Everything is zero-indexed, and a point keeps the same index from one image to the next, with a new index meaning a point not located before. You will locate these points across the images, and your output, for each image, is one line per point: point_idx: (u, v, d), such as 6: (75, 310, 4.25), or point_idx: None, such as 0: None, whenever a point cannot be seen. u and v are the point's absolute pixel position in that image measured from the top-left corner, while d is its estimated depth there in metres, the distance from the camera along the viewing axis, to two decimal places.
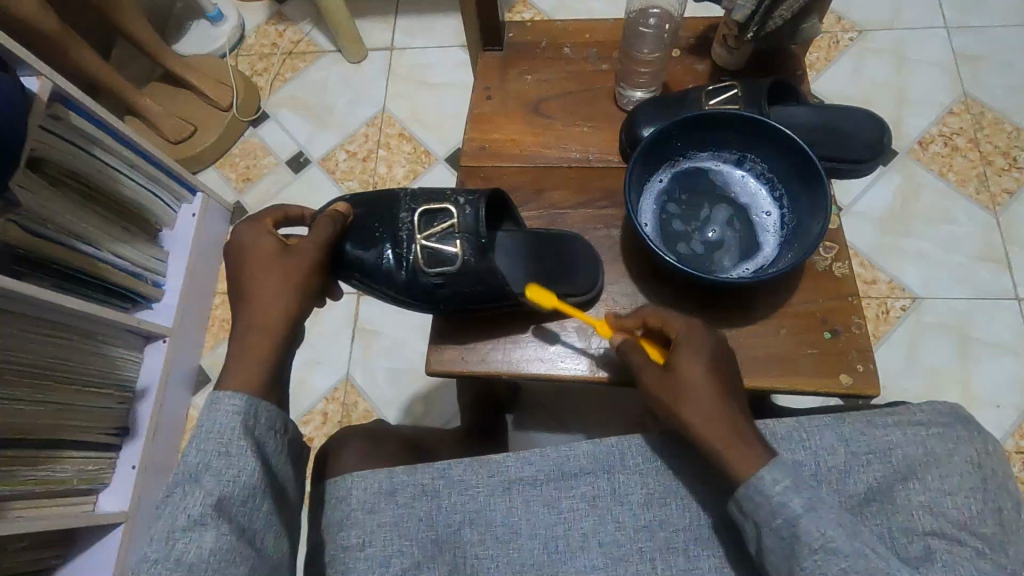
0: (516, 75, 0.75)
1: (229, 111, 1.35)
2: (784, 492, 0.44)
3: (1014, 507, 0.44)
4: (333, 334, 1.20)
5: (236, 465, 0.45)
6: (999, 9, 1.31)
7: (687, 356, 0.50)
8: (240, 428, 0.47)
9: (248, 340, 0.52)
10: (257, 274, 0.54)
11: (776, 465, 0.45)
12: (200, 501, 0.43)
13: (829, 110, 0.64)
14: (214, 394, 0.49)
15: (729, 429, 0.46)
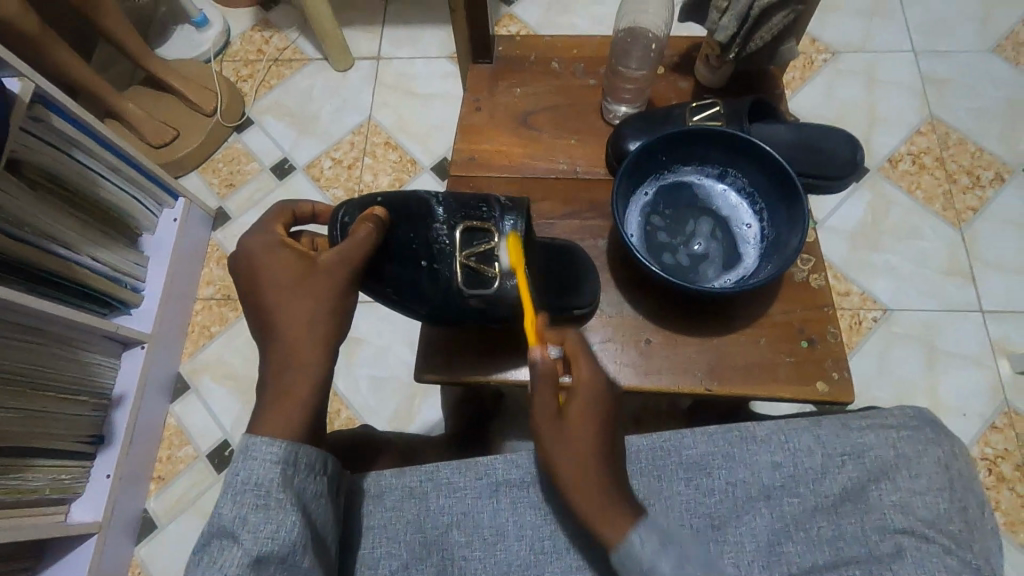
0: (505, 87, 0.77)
1: (213, 116, 1.34)
2: (651, 555, 0.45)
3: (977, 505, 0.48)
4: None
5: (275, 521, 0.45)
6: (962, 35, 1.37)
7: (582, 410, 0.48)
8: (278, 480, 0.47)
9: (285, 375, 0.50)
10: (289, 299, 0.51)
11: (644, 526, 0.46)
12: (238, 560, 0.43)
13: (806, 130, 0.67)
14: (249, 439, 0.48)
15: (608, 509, 0.46)
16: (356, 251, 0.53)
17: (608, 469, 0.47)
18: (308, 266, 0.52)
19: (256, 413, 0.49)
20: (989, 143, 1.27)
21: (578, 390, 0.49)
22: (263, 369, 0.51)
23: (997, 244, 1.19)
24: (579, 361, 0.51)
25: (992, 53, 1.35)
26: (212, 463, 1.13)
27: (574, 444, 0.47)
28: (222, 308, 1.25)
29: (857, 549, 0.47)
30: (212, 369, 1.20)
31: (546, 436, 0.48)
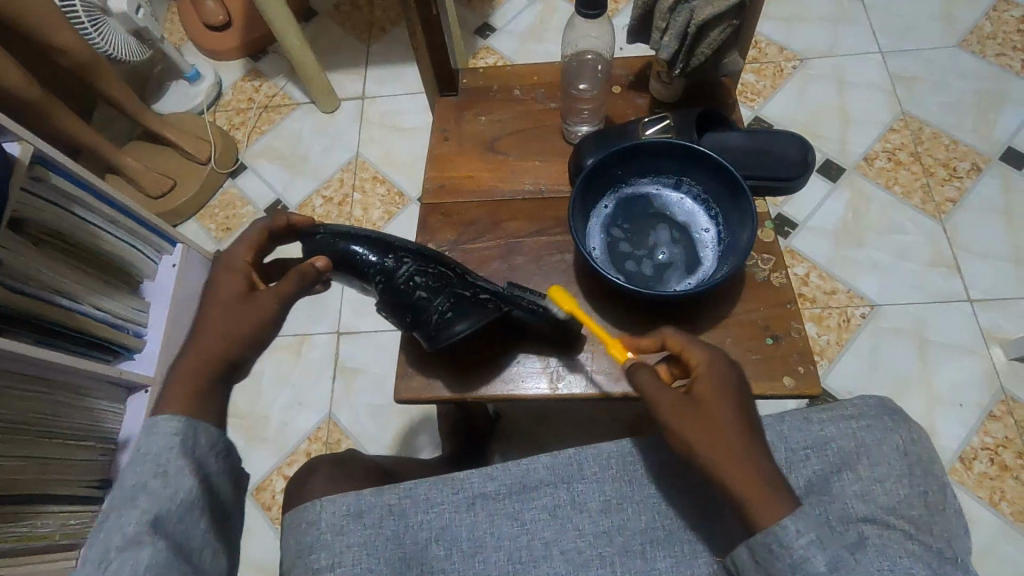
0: (471, 117, 0.80)
1: (207, 164, 1.40)
2: (805, 546, 0.44)
3: (940, 489, 0.49)
4: (313, 374, 1.23)
5: (173, 485, 0.50)
6: (927, 32, 1.41)
7: (714, 388, 0.51)
8: (176, 451, 0.51)
9: (183, 373, 0.55)
10: (219, 313, 0.57)
11: (801, 513, 0.45)
12: (136, 520, 0.48)
13: (756, 136, 0.70)
14: (154, 417, 0.53)
15: (762, 483, 0.47)
16: (276, 292, 0.57)
17: (745, 447, 0.48)
18: (247, 291, 0.58)
19: (158, 399, 0.55)
20: (962, 134, 1.29)
21: (702, 372, 0.52)
22: (179, 360, 0.56)
23: (979, 234, 1.19)
24: (692, 348, 0.53)
25: (958, 48, 1.38)
26: None
27: (712, 427, 0.49)
28: None
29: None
30: None
31: (684, 424, 0.50)
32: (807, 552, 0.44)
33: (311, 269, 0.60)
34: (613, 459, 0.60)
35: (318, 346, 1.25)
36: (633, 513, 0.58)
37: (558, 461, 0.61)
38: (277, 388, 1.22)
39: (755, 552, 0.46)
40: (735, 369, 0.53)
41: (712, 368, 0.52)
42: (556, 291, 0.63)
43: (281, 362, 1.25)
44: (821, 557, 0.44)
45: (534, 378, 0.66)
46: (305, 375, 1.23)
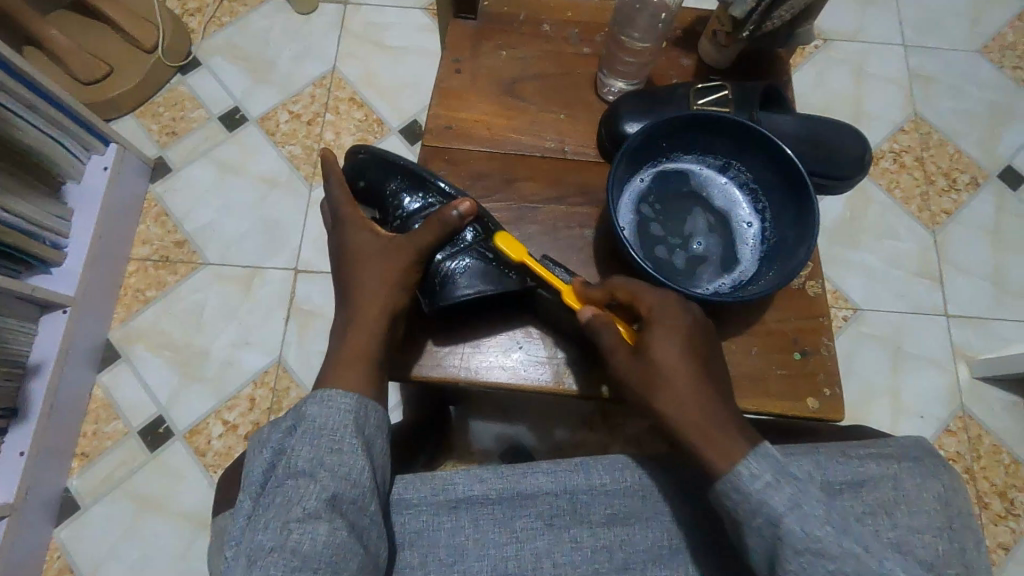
0: (489, 49, 0.68)
1: (153, 53, 1.19)
2: (762, 490, 0.43)
3: (974, 545, 0.50)
4: (264, 311, 1.11)
5: (347, 463, 0.46)
6: (952, 31, 1.35)
7: (661, 339, 0.48)
8: (350, 426, 0.47)
9: (350, 338, 0.52)
10: (374, 269, 0.53)
11: (758, 457, 0.44)
12: (315, 496, 0.44)
13: (817, 122, 0.61)
14: (323, 392, 0.49)
15: (718, 430, 0.45)
16: (418, 240, 0.53)
17: (697, 396, 0.46)
18: (387, 239, 0.55)
19: (325, 372, 0.51)
20: (968, 145, 1.27)
21: (650, 320, 0.49)
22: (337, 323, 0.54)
23: (966, 250, 1.19)
24: (641, 293, 0.50)
25: (978, 54, 1.34)
26: (145, 440, 1.04)
27: (660, 378, 0.47)
28: (159, 271, 1.13)
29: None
30: (146, 338, 1.10)
31: (633, 381, 0.48)
32: (781, 506, 0.43)
33: (452, 217, 0.52)
34: (623, 469, 0.54)
35: (272, 283, 1.12)
36: (637, 531, 0.53)
37: (557, 466, 0.54)
38: (222, 324, 1.10)
39: (722, 503, 0.45)
40: (689, 310, 0.50)
41: (660, 312, 0.49)
42: (498, 236, 0.55)
43: (228, 295, 1.12)
44: (778, 497, 0.43)
45: (536, 369, 0.58)
46: (255, 312, 1.11)
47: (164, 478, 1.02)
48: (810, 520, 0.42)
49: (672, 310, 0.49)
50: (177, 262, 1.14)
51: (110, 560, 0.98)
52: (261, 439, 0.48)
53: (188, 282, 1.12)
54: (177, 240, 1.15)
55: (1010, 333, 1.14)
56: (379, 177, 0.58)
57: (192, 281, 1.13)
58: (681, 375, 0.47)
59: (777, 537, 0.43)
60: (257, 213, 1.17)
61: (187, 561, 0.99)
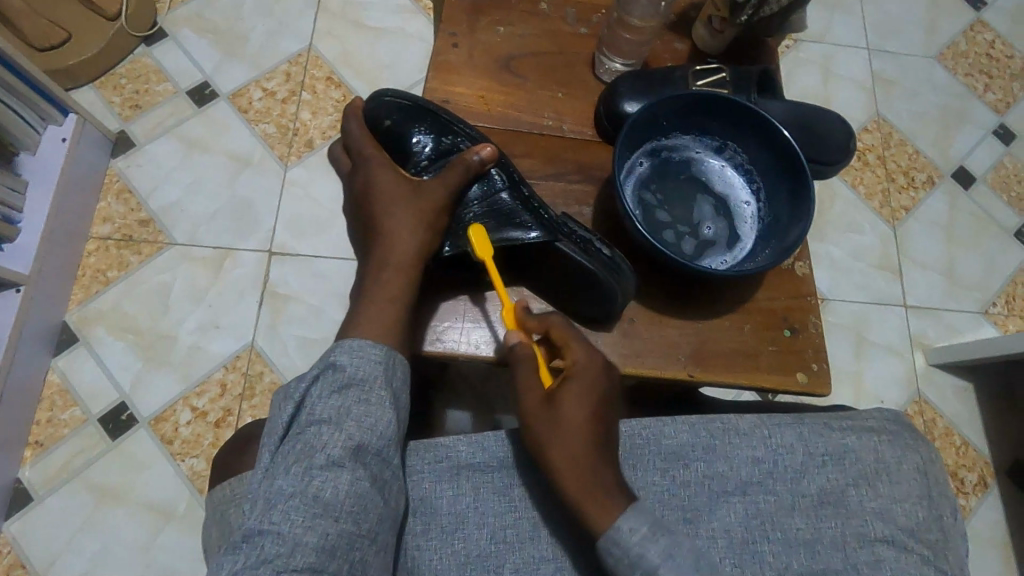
0: (486, 24, 0.67)
1: (115, 21, 1.13)
2: (639, 542, 0.45)
3: (949, 511, 0.53)
4: (236, 294, 1.07)
5: (374, 414, 0.45)
6: (912, 38, 1.42)
7: (574, 393, 0.48)
8: (379, 378, 0.47)
9: (381, 277, 0.51)
10: (399, 208, 0.53)
11: (633, 513, 0.45)
12: (340, 443, 0.44)
13: (806, 110, 0.63)
14: (353, 341, 0.48)
15: (593, 485, 0.46)
16: (445, 182, 0.54)
17: (585, 446, 0.47)
18: (414, 182, 0.54)
19: (352, 313, 0.50)
20: (925, 146, 1.33)
21: (573, 373, 0.50)
22: (365, 268, 0.53)
23: (923, 244, 1.25)
24: (570, 341, 0.51)
25: (934, 60, 1.41)
26: (105, 428, 0.98)
27: (562, 427, 0.47)
28: (121, 251, 1.07)
29: (835, 558, 0.50)
30: (107, 320, 1.04)
31: (535, 420, 0.48)
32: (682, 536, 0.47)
33: (474, 161, 0.54)
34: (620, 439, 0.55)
35: (244, 265, 1.08)
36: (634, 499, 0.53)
37: None
38: (189, 306, 1.06)
39: (604, 557, 0.46)
40: (607, 374, 0.51)
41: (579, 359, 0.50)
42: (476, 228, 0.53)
43: (197, 277, 1.07)
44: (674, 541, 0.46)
45: (537, 344, 0.57)
46: (226, 295, 1.07)
47: (127, 468, 0.97)
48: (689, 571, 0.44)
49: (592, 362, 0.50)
50: (141, 241, 1.08)
51: (67, 555, 0.93)
52: (285, 386, 0.47)
53: (154, 263, 1.07)
54: (141, 219, 1.09)
55: (961, 322, 1.21)
56: (398, 118, 0.57)
57: (157, 262, 1.07)
58: (580, 427, 0.47)
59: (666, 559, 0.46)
60: (228, 192, 1.12)
61: (151, 555, 0.94)
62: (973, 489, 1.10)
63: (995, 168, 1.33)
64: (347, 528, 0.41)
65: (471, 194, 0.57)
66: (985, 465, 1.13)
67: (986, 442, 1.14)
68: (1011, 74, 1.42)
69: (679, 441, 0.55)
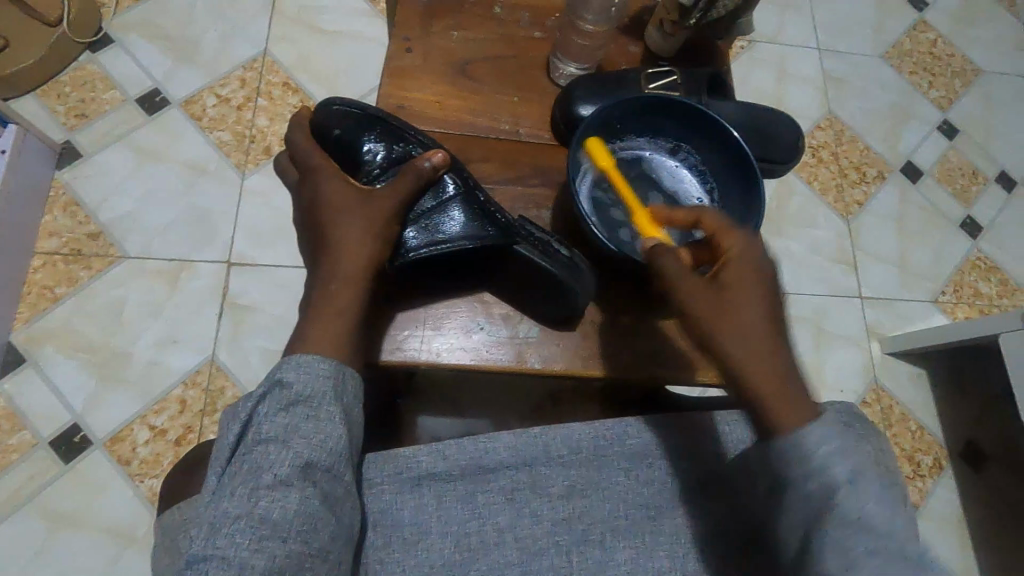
0: (440, 29, 0.67)
1: (57, 27, 1.09)
2: (824, 452, 0.46)
3: None
4: (194, 307, 1.03)
5: (324, 430, 0.45)
6: (859, 38, 1.47)
7: (746, 282, 0.47)
8: (328, 393, 0.46)
9: (329, 287, 0.50)
10: (347, 219, 0.52)
11: (822, 424, 0.46)
12: (288, 462, 0.43)
13: (756, 111, 0.65)
14: (299, 356, 0.47)
15: (778, 380, 0.46)
16: (395, 189, 0.53)
17: (783, 362, 0.47)
18: (364, 190, 0.53)
19: (302, 327, 0.49)
20: (875, 142, 1.38)
21: (733, 259, 0.48)
22: (313, 280, 0.52)
23: (876, 237, 1.30)
24: (730, 231, 0.49)
25: (881, 59, 1.46)
26: (58, 451, 0.94)
27: (739, 321, 0.46)
28: (69, 266, 1.03)
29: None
30: (57, 339, 0.99)
31: (708, 302, 0.47)
32: (830, 427, 0.47)
33: (425, 168, 0.53)
34: (583, 442, 0.55)
35: (202, 277, 1.05)
36: (597, 500, 0.53)
37: (538, 439, 0.54)
38: (144, 322, 1.02)
39: (779, 457, 0.47)
40: (766, 259, 0.49)
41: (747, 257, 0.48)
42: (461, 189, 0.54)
43: (152, 290, 1.04)
44: (829, 430, 0.46)
45: (498, 350, 0.57)
46: (183, 309, 1.03)
47: (82, 491, 0.93)
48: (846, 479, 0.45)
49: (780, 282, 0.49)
50: (90, 255, 1.04)
51: None
52: (234, 405, 0.47)
53: (105, 278, 1.03)
54: (90, 232, 1.05)
55: (914, 311, 1.25)
56: (348, 127, 0.57)
57: (108, 277, 1.03)
58: (761, 326, 0.47)
59: (817, 441, 0.46)
60: (182, 203, 1.09)
61: None
62: (927, 471, 1.15)
63: (940, 163, 1.39)
64: (296, 547, 0.41)
65: (424, 201, 0.55)
66: (940, 449, 1.17)
67: (940, 426, 1.19)
68: (953, 72, 1.48)
69: (640, 442, 0.56)
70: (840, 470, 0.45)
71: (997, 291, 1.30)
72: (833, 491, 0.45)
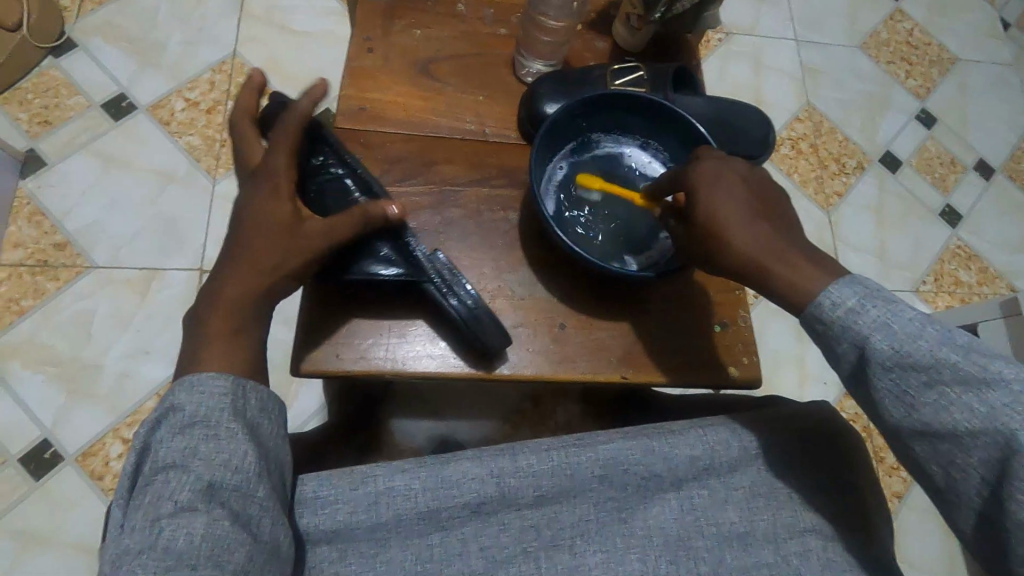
0: (401, 28, 0.65)
1: (16, 33, 1.06)
2: (849, 311, 0.43)
3: (876, 495, 0.55)
4: (165, 316, 1.01)
5: (226, 449, 0.43)
6: (836, 28, 1.47)
7: (708, 184, 0.49)
8: (227, 410, 0.44)
9: (222, 301, 0.48)
10: (251, 229, 0.50)
11: (840, 281, 0.44)
12: (189, 486, 0.41)
13: (726, 106, 0.64)
14: (192, 377, 0.45)
15: (777, 257, 0.46)
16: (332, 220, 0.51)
17: (777, 238, 0.47)
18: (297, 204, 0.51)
19: (188, 339, 0.48)
20: (853, 132, 1.38)
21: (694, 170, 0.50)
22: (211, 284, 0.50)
23: (855, 227, 1.30)
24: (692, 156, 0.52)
25: (858, 49, 1.46)
26: (28, 468, 0.92)
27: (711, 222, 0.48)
28: (35, 278, 1.00)
29: (766, 551, 0.51)
30: (23, 354, 0.97)
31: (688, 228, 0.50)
32: (868, 328, 0.42)
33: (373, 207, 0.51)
34: (550, 449, 0.54)
35: (172, 285, 1.03)
36: (565, 507, 0.52)
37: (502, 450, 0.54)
38: (113, 333, 1.00)
39: (823, 337, 0.44)
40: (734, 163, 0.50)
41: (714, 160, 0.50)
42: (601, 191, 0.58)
43: (120, 301, 1.01)
44: (865, 320, 0.42)
45: (465, 355, 0.56)
46: (153, 319, 1.01)
47: (54, 508, 0.91)
48: (895, 334, 0.41)
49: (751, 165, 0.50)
50: (56, 266, 1.01)
51: None
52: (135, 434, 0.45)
53: (72, 289, 1.01)
54: (56, 243, 1.03)
55: None
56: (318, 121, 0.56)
57: (76, 288, 1.01)
58: (735, 214, 0.48)
59: (864, 357, 0.42)
60: (152, 210, 1.06)
61: None
62: None
63: (918, 152, 1.39)
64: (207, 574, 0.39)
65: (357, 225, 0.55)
66: None
67: None
68: (929, 60, 1.48)
69: (611, 448, 0.54)
70: (900, 379, 0.41)
71: (976, 279, 1.30)
72: (904, 411, 0.41)
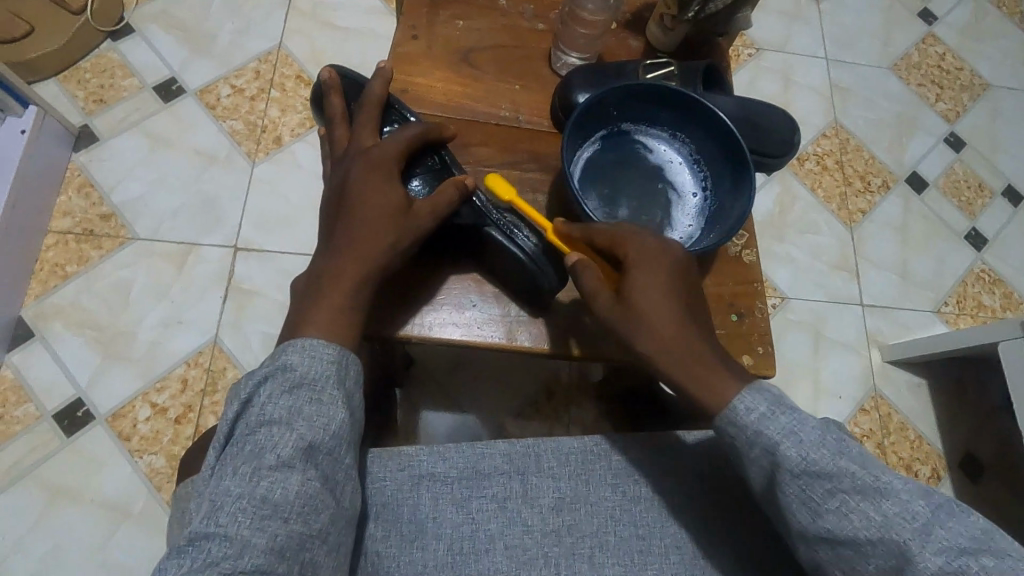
0: (446, 19, 0.69)
1: (81, 16, 1.12)
2: (758, 421, 0.44)
3: None
4: (200, 288, 1.06)
5: (327, 414, 0.46)
6: (867, 49, 1.48)
7: (640, 279, 0.49)
8: (332, 377, 0.47)
9: (335, 270, 0.50)
10: (365, 203, 0.51)
11: (752, 390, 0.46)
12: (291, 444, 0.44)
13: (753, 104, 0.66)
14: (304, 340, 0.47)
15: (694, 359, 0.47)
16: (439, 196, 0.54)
17: (702, 340, 0.48)
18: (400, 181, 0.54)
19: (303, 307, 0.49)
20: (880, 152, 1.39)
21: (632, 266, 0.49)
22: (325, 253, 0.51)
23: (878, 246, 1.30)
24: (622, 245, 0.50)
25: (888, 70, 1.47)
26: (61, 424, 0.96)
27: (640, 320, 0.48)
28: (81, 245, 1.06)
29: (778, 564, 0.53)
30: (66, 316, 1.02)
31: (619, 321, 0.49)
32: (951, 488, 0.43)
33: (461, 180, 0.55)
34: (571, 454, 0.56)
35: (208, 261, 1.07)
36: (585, 514, 0.54)
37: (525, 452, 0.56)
38: (149, 303, 1.04)
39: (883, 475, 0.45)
40: (671, 258, 0.50)
41: (636, 254, 0.49)
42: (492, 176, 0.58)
43: (159, 272, 1.06)
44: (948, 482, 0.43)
45: (490, 327, 0.59)
46: (188, 292, 1.05)
47: (83, 465, 0.95)
48: None
49: (674, 260, 0.50)
50: (101, 236, 1.07)
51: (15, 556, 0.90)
52: (238, 383, 0.48)
53: (114, 258, 1.06)
54: (102, 214, 1.08)
55: (915, 321, 1.25)
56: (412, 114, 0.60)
57: (117, 257, 1.06)
58: (659, 314, 0.48)
59: None
60: (193, 188, 1.11)
61: (104, 554, 0.91)
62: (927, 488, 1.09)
63: (946, 175, 1.39)
64: (297, 528, 0.42)
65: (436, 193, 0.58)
66: (939, 459, 1.13)
67: (938, 437, 1.15)
68: (961, 85, 1.48)
69: (624, 458, 0.57)
70: None
71: (1000, 304, 1.29)
72: None
